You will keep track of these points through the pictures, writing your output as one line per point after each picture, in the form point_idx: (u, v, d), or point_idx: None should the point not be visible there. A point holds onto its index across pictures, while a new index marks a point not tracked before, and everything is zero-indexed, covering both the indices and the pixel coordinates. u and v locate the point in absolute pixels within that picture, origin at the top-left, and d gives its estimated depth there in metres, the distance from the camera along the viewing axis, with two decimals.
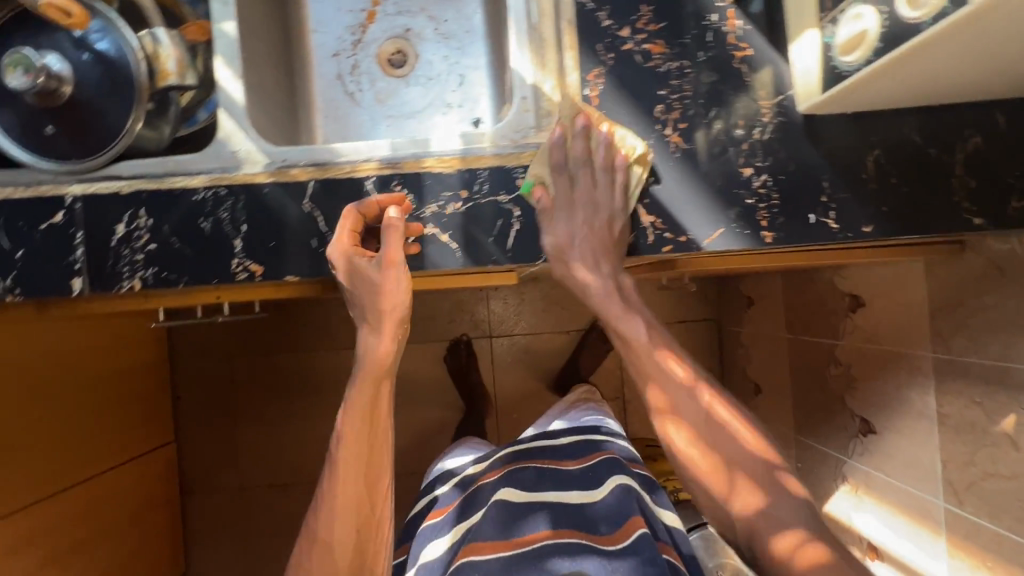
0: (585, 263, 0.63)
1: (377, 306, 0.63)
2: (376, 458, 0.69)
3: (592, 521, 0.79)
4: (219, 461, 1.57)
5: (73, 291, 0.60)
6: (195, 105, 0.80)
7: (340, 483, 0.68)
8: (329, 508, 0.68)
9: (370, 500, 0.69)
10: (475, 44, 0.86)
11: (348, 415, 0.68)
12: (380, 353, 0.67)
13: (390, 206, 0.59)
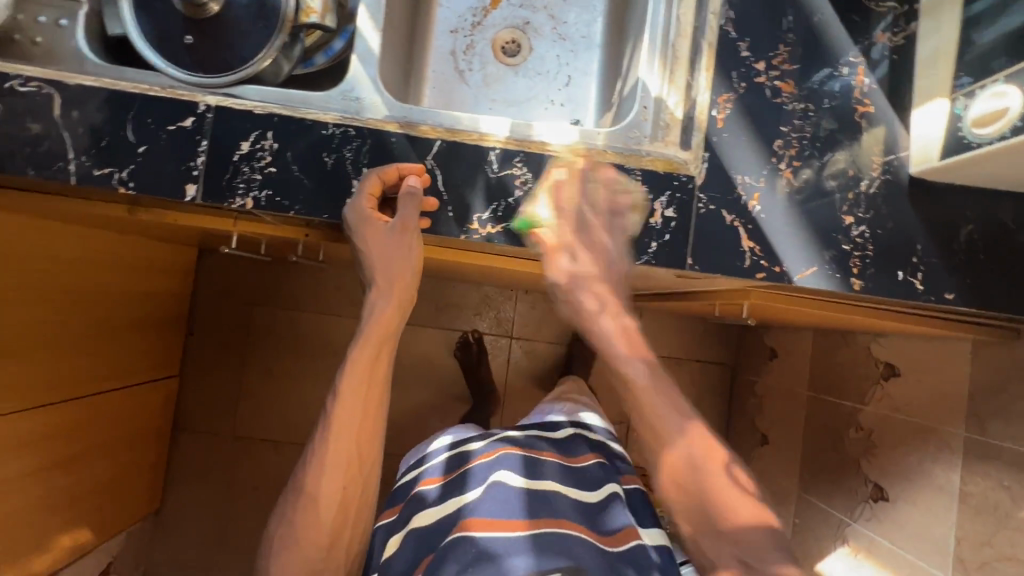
0: (594, 295, 0.62)
1: (386, 272, 0.66)
2: (370, 422, 0.67)
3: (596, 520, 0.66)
4: (219, 404, 1.56)
5: (185, 197, 0.61)
6: (317, 48, 0.80)
7: (335, 447, 0.65)
8: (321, 469, 0.65)
9: (362, 464, 0.67)
10: (589, 51, 0.89)
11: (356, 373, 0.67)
12: (386, 317, 0.67)
13: (410, 177, 0.61)
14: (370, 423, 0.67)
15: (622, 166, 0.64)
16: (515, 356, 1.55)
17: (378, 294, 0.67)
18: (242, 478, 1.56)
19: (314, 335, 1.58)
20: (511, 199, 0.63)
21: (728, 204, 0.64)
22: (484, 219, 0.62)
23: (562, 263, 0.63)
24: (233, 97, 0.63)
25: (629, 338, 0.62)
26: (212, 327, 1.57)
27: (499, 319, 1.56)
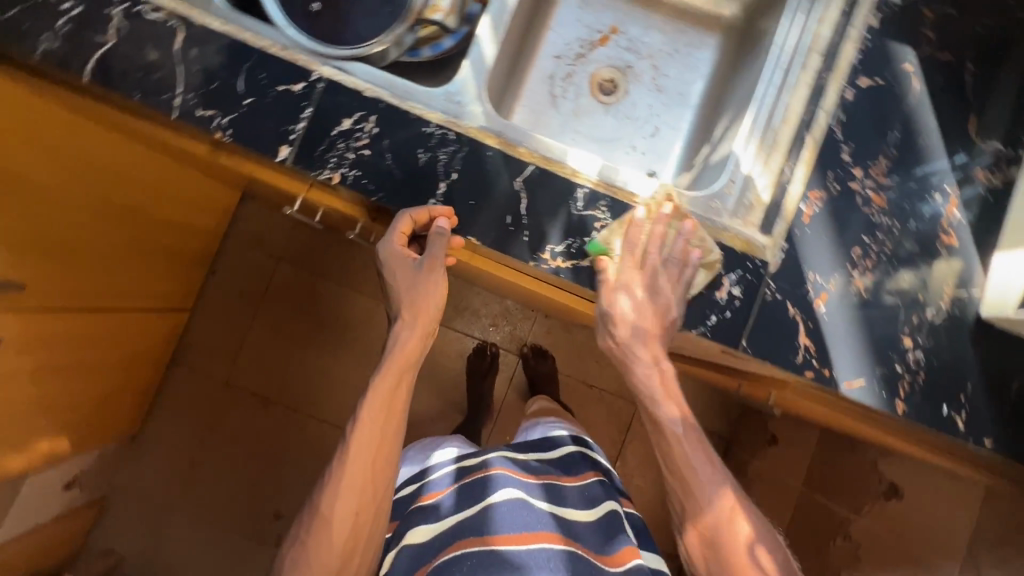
0: (637, 342, 0.64)
1: (412, 303, 0.67)
2: (386, 449, 0.65)
3: (595, 537, 0.68)
4: (220, 349, 1.57)
5: (276, 157, 0.62)
6: (427, 41, 0.76)
7: (353, 474, 0.64)
8: (333, 497, 0.63)
9: (376, 490, 0.64)
10: (682, 108, 0.90)
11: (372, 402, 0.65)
12: (409, 346, 0.67)
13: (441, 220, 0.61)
14: (387, 449, 0.66)
15: (701, 235, 0.64)
16: (519, 376, 1.54)
17: (403, 323, 0.67)
18: (224, 426, 1.56)
19: (329, 305, 1.58)
20: (588, 238, 0.63)
21: (794, 297, 0.64)
22: (556, 251, 0.63)
23: (618, 302, 0.63)
24: (346, 73, 0.64)
25: (666, 382, 0.65)
26: (235, 272, 1.58)
27: (512, 335, 1.56)
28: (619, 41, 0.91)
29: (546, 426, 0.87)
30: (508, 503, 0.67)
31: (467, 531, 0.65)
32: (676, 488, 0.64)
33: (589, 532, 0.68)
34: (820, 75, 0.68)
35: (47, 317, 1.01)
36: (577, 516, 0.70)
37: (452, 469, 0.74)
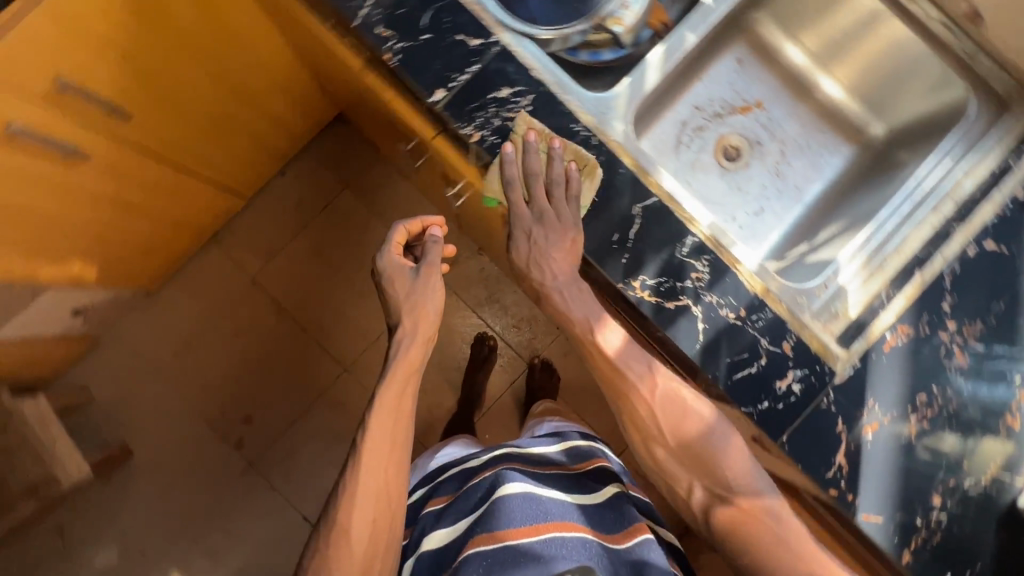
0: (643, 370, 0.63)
1: (413, 306, 0.75)
2: (396, 459, 0.68)
3: (606, 520, 0.72)
4: (258, 245, 1.60)
5: (429, 97, 0.64)
6: (592, 45, 0.78)
7: (365, 485, 0.65)
8: (343, 505, 0.65)
9: (388, 494, 0.67)
10: (794, 200, 0.90)
11: (381, 411, 0.69)
12: (412, 354, 0.73)
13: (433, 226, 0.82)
14: (399, 457, 0.68)
15: (784, 322, 0.65)
16: (521, 383, 1.55)
17: (404, 332, 0.74)
18: (233, 317, 1.58)
19: (374, 246, 1.60)
20: (680, 284, 0.64)
21: (847, 416, 0.64)
22: (646, 284, 0.64)
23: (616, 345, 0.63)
24: (522, 49, 0.66)
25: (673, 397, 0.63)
26: (302, 181, 1.61)
27: (530, 344, 1.57)
28: (759, 116, 0.93)
29: (548, 427, 0.93)
30: (514, 495, 0.69)
31: (479, 529, 0.67)
32: (689, 493, 0.62)
33: (598, 516, 0.72)
34: (948, 222, 0.69)
35: (127, 149, 1.06)
36: (583, 501, 0.74)
37: (457, 472, 0.82)
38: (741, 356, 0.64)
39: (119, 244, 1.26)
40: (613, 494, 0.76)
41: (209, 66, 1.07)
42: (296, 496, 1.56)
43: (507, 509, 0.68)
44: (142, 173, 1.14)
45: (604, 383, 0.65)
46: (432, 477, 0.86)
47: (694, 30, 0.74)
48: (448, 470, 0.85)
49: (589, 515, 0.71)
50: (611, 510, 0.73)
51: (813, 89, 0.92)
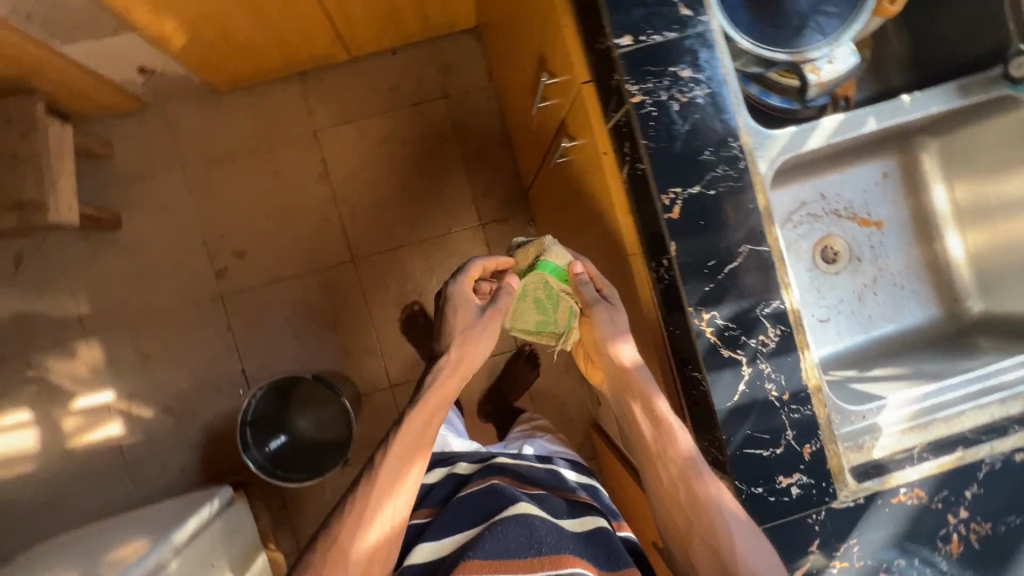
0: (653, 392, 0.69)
1: (466, 353, 0.85)
2: (401, 490, 0.75)
3: (598, 552, 0.73)
4: (336, 106, 1.56)
5: (614, 37, 0.62)
6: (773, 88, 0.74)
7: (370, 516, 0.73)
8: (346, 531, 0.72)
9: (387, 525, 0.74)
10: (861, 329, 0.88)
11: (402, 446, 0.77)
12: (444, 391, 0.83)
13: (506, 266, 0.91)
14: (402, 495, 0.76)
15: (817, 427, 0.62)
16: (500, 362, 1.53)
17: (446, 362, 0.84)
18: (277, 157, 1.54)
19: (439, 166, 1.57)
20: (744, 338, 0.62)
21: (824, 542, 0.63)
22: (714, 321, 0.62)
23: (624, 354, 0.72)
24: (713, 45, 0.62)
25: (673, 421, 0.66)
26: (408, 70, 1.57)
27: None
28: (873, 236, 0.90)
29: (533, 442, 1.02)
30: (508, 517, 0.73)
31: (471, 553, 0.69)
32: (674, 519, 0.64)
33: (587, 545, 0.74)
34: (1009, 420, 0.67)
35: None
36: (573, 527, 0.77)
37: (446, 478, 0.91)
38: (761, 435, 0.62)
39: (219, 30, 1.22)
40: (592, 527, 0.77)
41: None
42: (245, 347, 1.53)
43: (501, 537, 0.70)
44: None
45: (621, 397, 0.72)
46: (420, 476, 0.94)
47: (876, 120, 0.71)
48: (435, 475, 0.93)
49: (578, 543, 0.73)
50: (598, 538, 0.75)
51: (936, 238, 0.90)
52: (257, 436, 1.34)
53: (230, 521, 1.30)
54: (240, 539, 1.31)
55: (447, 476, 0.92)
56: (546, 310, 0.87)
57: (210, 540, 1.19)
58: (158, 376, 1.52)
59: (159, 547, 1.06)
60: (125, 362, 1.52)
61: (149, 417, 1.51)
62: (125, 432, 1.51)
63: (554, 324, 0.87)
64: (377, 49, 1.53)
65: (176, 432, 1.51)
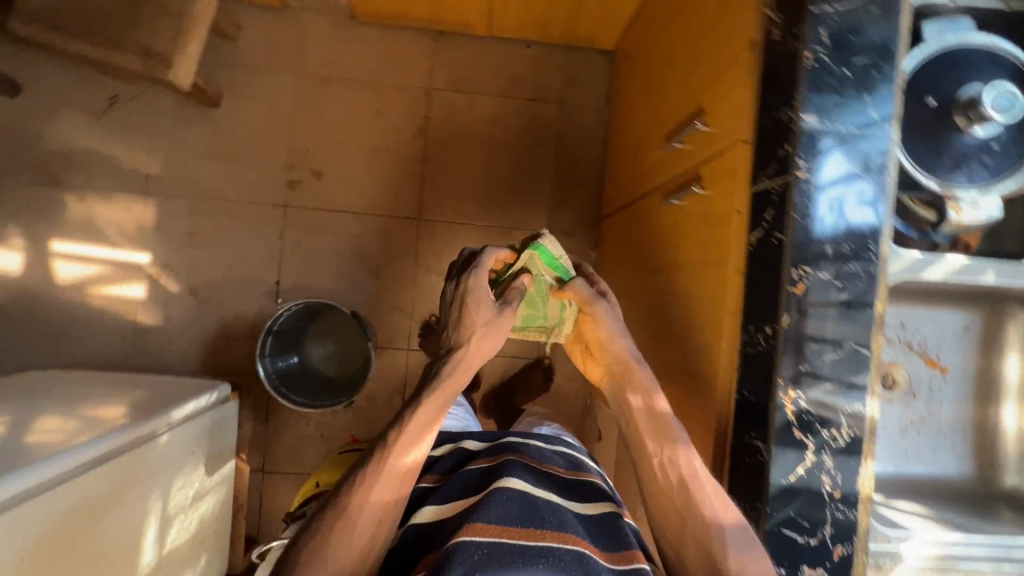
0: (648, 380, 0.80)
1: (482, 350, 0.86)
2: (410, 471, 0.81)
3: (604, 536, 0.76)
4: (458, 73, 1.59)
5: (801, 112, 0.65)
6: (909, 212, 0.77)
7: (378, 492, 0.78)
8: (353, 503, 0.77)
9: (391, 502, 0.79)
10: (893, 460, 0.90)
11: (414, 430, 0.81)
12: (459, 378, 0.84)
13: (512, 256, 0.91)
14: (408, 475, 0.81)
15: (854, 533, 0.65)
16: (519, 365, 1.55)
17: (465, 352, 0.84)
18: (386, 98, 1.57)
19: (531, 163, 1.60)
20: (818, 427, 0.64)
21: None
22: (797, 401, 0.64)
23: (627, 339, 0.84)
24: (831, 151, 0.66)
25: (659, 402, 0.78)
26: (535, 66, 1.61)
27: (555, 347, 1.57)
28: (935, 378, 0.92)
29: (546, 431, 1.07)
30: (513, 489, 0.76)
31: (475, 517, 0.70)
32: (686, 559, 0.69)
33: (591, 531, 0.77)
34: None
35: None
36: (578, 509, 0.80)
37: (453, 449, 0.94)
38: (801, 521, 0.64)
39: None
40: (600, 512, 0.81)
41: None
42: (288, 261, 1.55)
43: (504, 504, 0.73)
44: None
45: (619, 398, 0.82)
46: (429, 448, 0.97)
47: (995, 276, 0.74)
48: (442, 450, 0.96)
49: (582, 526, 0.76)
50: (606, 525, 0.78)
51: (992, 403, 0.91)
52: (269, 352, 1.35)
53: (220, 416, 1.30)
54: (222, 436, 1.31)
55: (453, 449, 0.95)
56: (535, 304, 0.92)
57: (199, 428, 1.20)
58: (197, 258, 1.53)
59: (157, 416, 1.07)
60: (172, 233, 1.53)
61: (174, 292, 1.53)
62: (146, 298, 1.52)
63: (543, 318, 0.93)
64: (516, 36, 1.56)
65: (194, 316, 1.53)
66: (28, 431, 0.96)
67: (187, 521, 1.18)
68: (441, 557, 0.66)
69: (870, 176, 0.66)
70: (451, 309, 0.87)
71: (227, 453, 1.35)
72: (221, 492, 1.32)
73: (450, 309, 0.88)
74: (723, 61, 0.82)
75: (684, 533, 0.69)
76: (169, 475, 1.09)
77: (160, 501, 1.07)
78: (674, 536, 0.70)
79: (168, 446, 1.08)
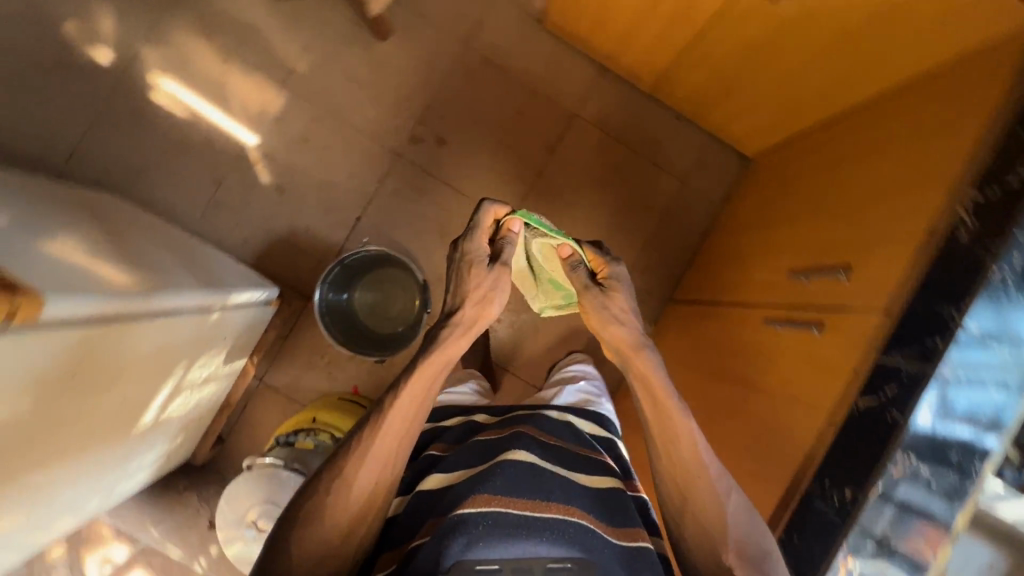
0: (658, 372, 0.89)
1: (477, 322, 0.90)
2: (409, 432, 0.78)
3: (610, 510, 0.74)
4: (605, 110, 1.64)
5: (963, 325, 0.70)
6: None
7: (379, 447, 0.76)
8: (356, 460, 0.75)
9: (392, 461, 0.76)
10: None
11: (415, 390, 0.80)
12: (452, 345, 0.87)
13: (514, 223, 0.95)
14: (408, 436, 0.78)
15: None
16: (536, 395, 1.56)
17: (463, 318, 0.89)
18: (532, 102, 1.62)
19: (631, 220, 1.64)
20: None
21: None
22: (852, 564, 0.74)
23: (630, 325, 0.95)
24: (960, 361, 0.70)
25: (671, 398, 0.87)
26: (675, 138, 1.65)
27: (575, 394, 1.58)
28: None
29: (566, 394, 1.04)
30: (522, 462, 0.72)
31: (481, 489, 0.67)
32: None
33: (599, 503, 0.73)
34: None
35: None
36: (587, 483, 0.76)
37: (463, 423, 0.91)
38: None
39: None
40: (611, 488, 0.78)
41: (815, 57, 1.10)
42: (376, 203, 1.58)
43: (510, 474, 0.69)
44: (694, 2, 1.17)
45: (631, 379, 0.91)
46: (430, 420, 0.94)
47: None
48: (453, 420, 0.93)
49: (591, 499, 0.73)
50: (613, 501, 0.75)
51: None
52: (332, 279, 1.38)
53: (255, 315, 1.30)
54: (247, 334, 1.31)
55: (463, 421, 0.92)
56: (558, 280, 1.10)
57: (236, 319, 1.19)
58: (297, 162, 1.56)
59: (211, 294, 1.07)
60: (285, 130, 1.56)
61: (262, 183, 1.55)
62: (234, 176, 1.55)
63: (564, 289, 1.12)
64: (672, 104, 1.61)
65: (268, 212, 1.55)
66: (108, 245, 0.95)
67: (187, 399, 1.17)
68: (445, 527, 0.62)
69: (965, 386, 0.70)
70: (458, 269, 0.92)
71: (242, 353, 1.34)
72: (222, 384, 1.31)
73: (455, 271, 0.93)
74: (889, 228, 0.85)
75: (687, 510, 0.81)
76: (187, 358, 1.07)
77: (176, 373, 1.07)
78: (687, 518, 0.81)
79: (205, 326, 1.08)
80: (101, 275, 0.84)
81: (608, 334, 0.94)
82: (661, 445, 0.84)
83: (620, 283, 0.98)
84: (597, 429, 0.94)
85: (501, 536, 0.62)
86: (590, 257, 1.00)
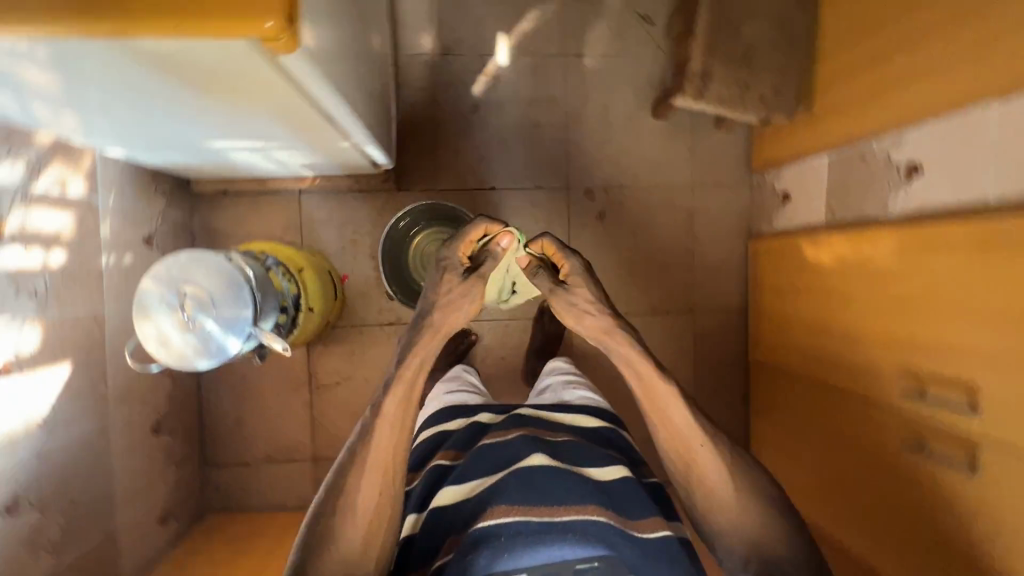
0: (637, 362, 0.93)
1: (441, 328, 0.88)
2: (393, 449, 0.83)
3: (626, 503, 0.80)
4: (714, 333, 1.67)
5: None
6: None
7: (371, 477, 0.81)
8: (351, 489, 0.81)
9: (390, 478, 0.82)
10: None
11: (387, 415, 0.84)
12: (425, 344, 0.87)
13: (503, 239, 0.90)
14: (398, 447, 0.84)
15: None
16: None
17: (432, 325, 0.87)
18: (681, 270, 1.65)
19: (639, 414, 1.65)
20: None
21: None
22: None
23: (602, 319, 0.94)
24: None
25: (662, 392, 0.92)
26: (727, 405, 1.68)
27: None
28: None
29: (570, 389, 1.10)
30: (537, 467, 0.78)
31: (496, 501, 0.74)
32: None
33: (609, 495, 0.79)
34: None
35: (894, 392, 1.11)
36: (597, 477, 0.81)
37: (466, 424, 0.96)
38: None
39: (817, 288, 1.32)
40: (620, 478, 0.83)
41: (885, 498, 1.13)
42: (514, 195, 1.58)
43: (528, 481, 0.76)
44: (862, 372, 1.19)
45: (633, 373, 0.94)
46: (424, 429, 1.00)
47: None
48: (456, 421, 0.97)
49: (602, 493, 0.79)
50: (632, 490, 0.82)
51: None
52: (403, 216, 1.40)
53: (359, 164, 1.26)
54: (336, 166, 1.27)
55: (467, 423, 0.96)
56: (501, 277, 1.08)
57: (347, 155, 1.16)
58: (506, 108, 1.56)
59: (359, 130, 1.04)
60: (527, 81, 1.57)
61: (470, 88, 1.55)
62: (461, 61, 1.54)
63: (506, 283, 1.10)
64: (754, 384, 1.64)
65: (448, 109, 1.54)
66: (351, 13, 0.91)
67: (249, 157, 1.13)
68: (469, 544, 0.70)
69: None
70: (433, 271, 0.90)
71: (316, 169, 1.30)
72: (278, 169, 1.27)
73: (430, 276, 0.91)
74: None
75: (695, 476, 0.92)
76: (299, 138, 1.01)
77: (270, 142, 1.03)
78: (695, 488, 0.91)
79: (329, 140, 1.05)
80: (334, 54, 0.81)
81: (582, 324, 0.95)
82: (660, 422, 0.93)
83: (576, 270, 0.96)
84: (603, 416, 1.01)
85: (527, 542, 0.69)
86: (550, 252, 0.98)
